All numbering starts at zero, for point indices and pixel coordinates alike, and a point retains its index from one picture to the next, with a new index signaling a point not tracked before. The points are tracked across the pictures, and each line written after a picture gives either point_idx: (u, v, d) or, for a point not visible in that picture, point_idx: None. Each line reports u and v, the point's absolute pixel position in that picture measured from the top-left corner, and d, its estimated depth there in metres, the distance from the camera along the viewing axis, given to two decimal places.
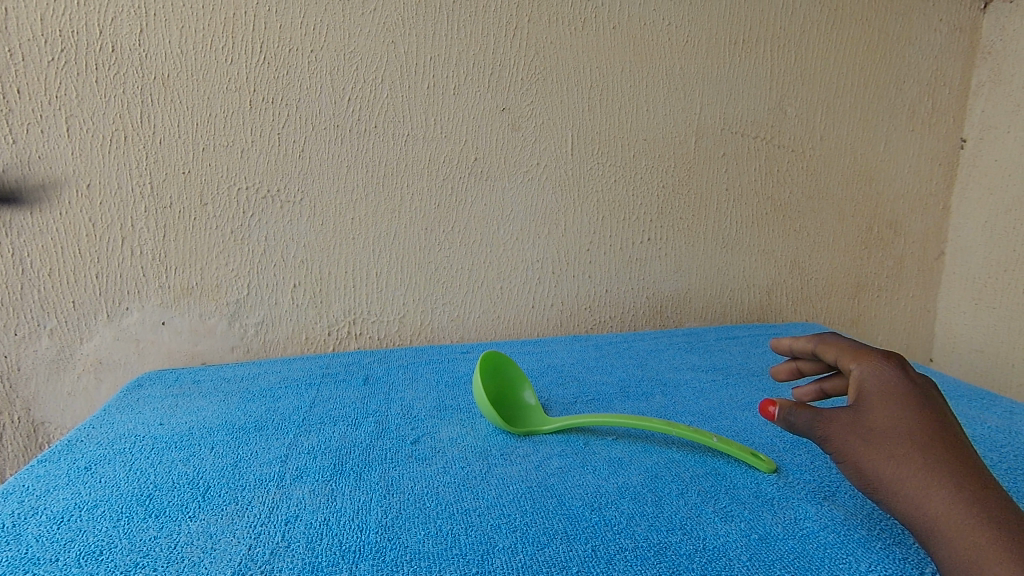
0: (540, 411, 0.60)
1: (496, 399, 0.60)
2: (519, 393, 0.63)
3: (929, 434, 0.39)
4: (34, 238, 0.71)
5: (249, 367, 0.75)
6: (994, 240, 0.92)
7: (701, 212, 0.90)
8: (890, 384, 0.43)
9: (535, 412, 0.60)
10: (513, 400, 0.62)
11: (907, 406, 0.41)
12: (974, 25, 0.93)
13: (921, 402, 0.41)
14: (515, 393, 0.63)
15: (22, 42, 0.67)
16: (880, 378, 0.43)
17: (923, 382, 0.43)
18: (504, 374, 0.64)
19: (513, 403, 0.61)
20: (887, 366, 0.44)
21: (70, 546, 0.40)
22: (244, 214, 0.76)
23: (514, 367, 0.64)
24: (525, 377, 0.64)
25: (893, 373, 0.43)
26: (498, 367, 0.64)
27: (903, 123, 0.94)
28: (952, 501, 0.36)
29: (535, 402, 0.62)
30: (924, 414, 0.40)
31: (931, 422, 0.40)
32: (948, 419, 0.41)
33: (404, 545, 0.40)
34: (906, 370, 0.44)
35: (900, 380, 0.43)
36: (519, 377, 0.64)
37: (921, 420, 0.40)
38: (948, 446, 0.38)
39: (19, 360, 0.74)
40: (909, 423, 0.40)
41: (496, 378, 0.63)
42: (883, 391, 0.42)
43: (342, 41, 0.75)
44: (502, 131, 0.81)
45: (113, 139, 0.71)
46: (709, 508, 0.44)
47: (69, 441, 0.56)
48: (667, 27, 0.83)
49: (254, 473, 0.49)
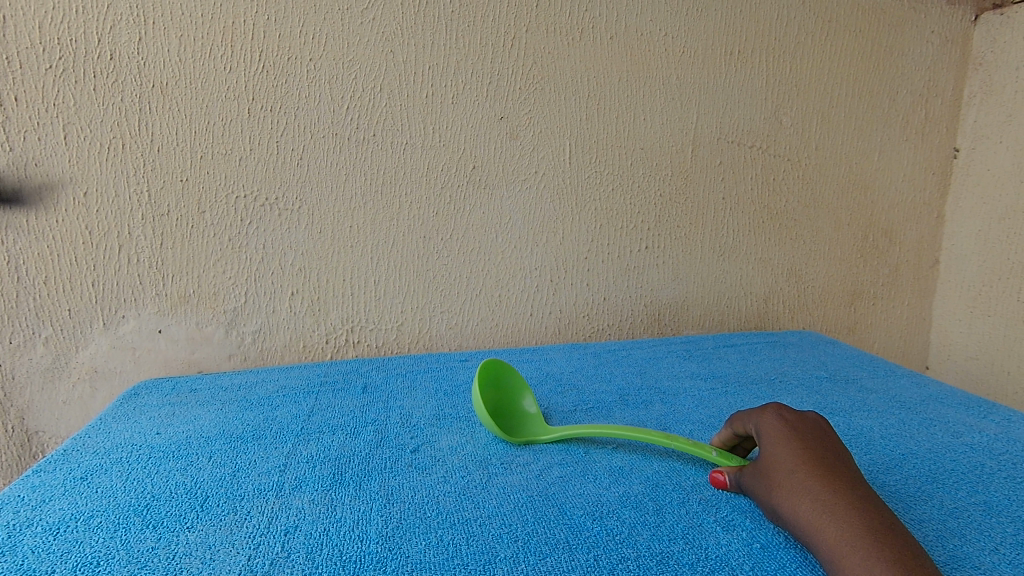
0: (538, 420, 0.60)
1: (496, 410, 0.60)
2: (519, 402, 0.62)
3: (806, 465, 0.42)
4: (31, 245, 0.71)
5: (247, 375, 0.75)
6: (988, 249, 0.93)
7: (698, 220, 0.90)
8: (774, 428, 0.47)
9: (536, 421, 0.60)
10: (514, 409, 0.62)
11: (787, 445, 0.44)
12: (966, 36, 0.94)
13: (801, 438, 0.45)
14: (516, 403, 0.62)
15: (21, 50, 0.67)
16: (767, 424, 0.47)
17: (805, 422, 0.47)
18: (503, 383, 0.63)
19: (513, 412, 0.61)
20: (770, 413, 0.48)
21: (66, 557, 0.40)
22: (242, 221, 0.76)
23: (514, 376, 0.64)
24: (526, 385, 0.64)
25: (776, 418, 0.48)
26: (497, 376, 0.63)
27: (897, 133, 0.95)
28: (826, 518, 0.38)
29: (535, 410, 0.61)
30: (802, 450, 0.44)
31: (809, 455, 0.43)
32: (829, 452, 0.44)
33: (405, 555, 0.39)
34: (789, 414, 0.48)
35: (781, 423, 0.47)
36: (520, 385, 0.63)
37: (799, 454, 0.43)
38: (825, 474, 0.42)
39: (13, 368, 0.73)
40: (789, 458, 0.43)
41: (495, 388, 0.62)
42: (768, 435, 0.46)
43: (341, 50, 0.75)
44: (500, 140, 0.82)
45: (111, 147, 0.71)
46: (711, 517, 0.44)
47: (64, 450, 0.56)
48: (664, 37, 0.84)
49: (252, 482, 0.49)
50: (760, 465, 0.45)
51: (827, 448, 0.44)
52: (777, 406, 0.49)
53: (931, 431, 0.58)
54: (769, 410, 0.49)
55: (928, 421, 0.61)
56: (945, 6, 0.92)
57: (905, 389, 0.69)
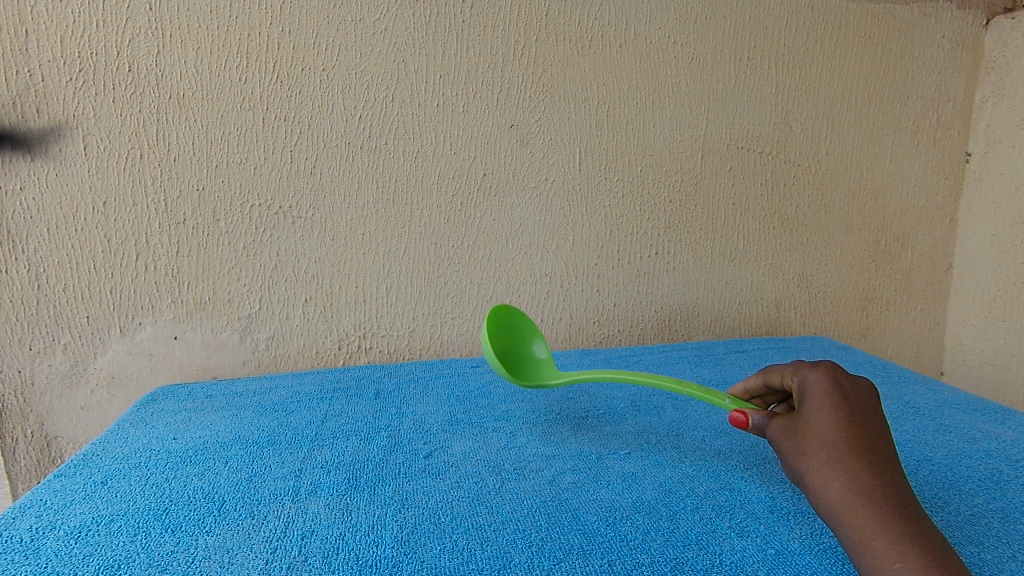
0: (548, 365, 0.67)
1: (506, 351, 0.66)
2: (530, 346, 0.69)
3: (847, 441, 0.42)
4: (51, 254, 0.72)
5: (261, 381, 0.76)
6: (1001, 254, 0.93)
7: (709, 226, 0.90)
8: (820, 392, 0.46)
9: (543, 366, 0.67)
10: (526, 354, 0.68)
11: (832, 415, 0.43)
12: (977, 40, 0.94)
13: (848, 410, 0.44)
14: (527, 346, 0.69)
15: (43, 63, 0.68)
16: (816, 386, 0.46)
17: (857, 392, 0.46)
18: (516, 326, 0.69)
19: (523, 355, 0.68)
20: (823, 375, 0.47)
21: (88, 561, 0.40)
22: (257, 229, 0.77)
23: (526, 321, 0.69)
24: (536, 330, 0.70)
25: (827, 382, 0.46)
26: (511, 320, 0.69)
27: (908, 137, 0.95)
28: (857, 499, 0.38)
29: (545, 356, 0.68)
30: (847, 423, 0.43)
31: (853, 429, 0.42)
32: (873, 428, 0.43)
33: (420, 560, 0.40)
34: (843, 380, 0.47)
35: (832, 388, 0.46)
36: (530, 330, 0.69)
37: (842, 427, 0.42)
38: (866, 453, 0.41)
39: (33, 375, 0.75)
40: (830, 429, 0.43)
41: (508, 332, 0.68)
42: (816, 399, 0.45)
43: (354, 60, 0.76)
44: (511, 148, 0.82)
45: (129, 157, 0.73)
46: (725, 523, 0.44)
47: (84, 455, 0.56)
48: (673, 44, 0.85)
49: (269, 487, 0.50)
50: (797, 428, 0.44)
51: (871, 424, 0.43)
52: (831, 367, 0.48)
53: (946, 438, 0.58)
54: (821, 370, 0.48)
55: (943, 427, 0.60)
56: (956, 10, 0.92)
57: (919, 395, 0.69)
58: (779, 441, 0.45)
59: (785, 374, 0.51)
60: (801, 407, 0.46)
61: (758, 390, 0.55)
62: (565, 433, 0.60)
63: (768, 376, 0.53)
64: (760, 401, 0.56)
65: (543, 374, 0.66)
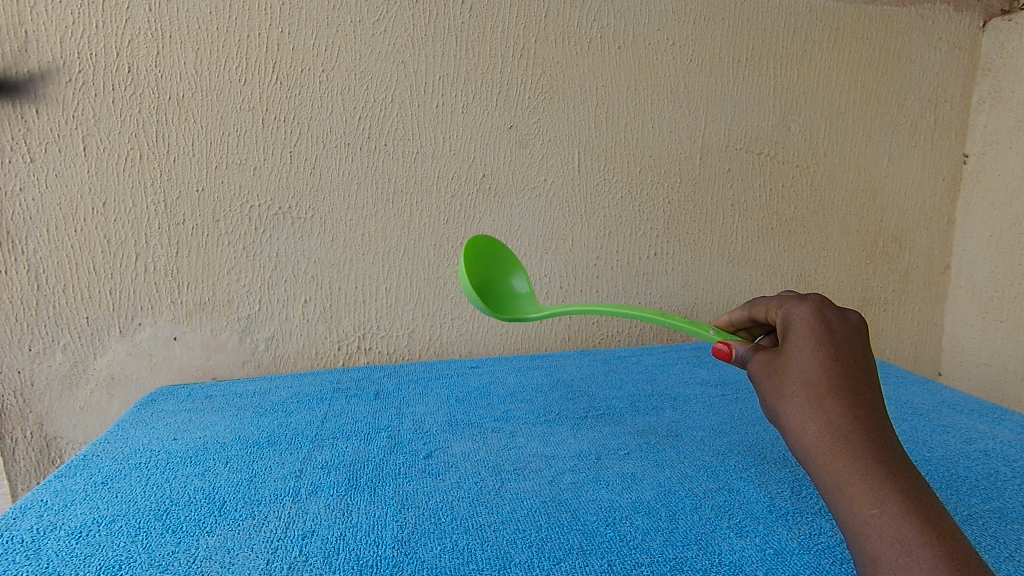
0: (527, 298, 0.66)
1: (485, 284, 0.65)
2: (510, 279, 0.67)
3: (829, 382, 0.39)
4: (50, 254, 0.73)
5: (260, 382, 0.76)
6: (999, 254, 0.93)
7: (707, 226, 0.91)
8: (804, 328, 0.42)
9: (523, 301, 0.66)
10: (505, 286, 0.67)
11: (815, 353, 0.40)
12: (974, 42, 0.94)
13: (832, 347, 0.41)
14: (507, 279, 0.67)
15: (43, 64, 0.69)
16: (801, 322, 0.43)
17: (844, 326, 0.42)
18: (496, 258, 0.67)
19: (502, 288, 0.67)
20: (809, 309, 0.43)
21: (89, 561, 0.41)
22: (257, 230, 0.77)
23: (507, 253, 0.67)
24: (517, 262, 0.68)
25: (813, 317, 0.43)
26: (491, 252, 0.67)
27: (905, 138, 0.95)
28: (835, 444, 0.37)
29: (525, 290, 0.67)
30: (830, 362, 0.40)
31: (836, 369, 0.40)
32: (858, 365, 0.40)
33: (421, 560, 0.40)
34: (830, 314, 0.43)
35: (818, 324, 0.42)
36: (512, 262, 0.68)
37: (825, 367, 0.40)
38: (847, 395, 0.39)
39: (33, 375, 0.75)
40: (812, 369, 0.40)
41: (487, 263, 0.66)
42: (799, 335, 0.42)
43: (354, 61, 0.76)
44: (510, 149, 0.82)
45: (128, 157, 0.73)
46: (724, 523, 0.44)
47: (84, 456, 0.56)
48: (672, 46, 0.85)
49: (269, 488, 0.50)
50: (777, 366, 0.42)
51: (856, 362, 0.41)
52: (819, 300, 0.44)
53: (943, 438, 0.58)
54: (808, 304, 0.44)
55: (940, 427, 0.61)
56: (953, 12, 0.93)
57: (917, 396, 0.69)
58: (758, 379, 0.43)
59: (772, 306, 0.47)
60: (784, 344, 0.43)
61: (744, 323, 0.53)
62: (564, 433, 0.60)
63: (753, 310, 0.50)
64: (746, 333, 0.54)
65: (522, 309, 0.65)
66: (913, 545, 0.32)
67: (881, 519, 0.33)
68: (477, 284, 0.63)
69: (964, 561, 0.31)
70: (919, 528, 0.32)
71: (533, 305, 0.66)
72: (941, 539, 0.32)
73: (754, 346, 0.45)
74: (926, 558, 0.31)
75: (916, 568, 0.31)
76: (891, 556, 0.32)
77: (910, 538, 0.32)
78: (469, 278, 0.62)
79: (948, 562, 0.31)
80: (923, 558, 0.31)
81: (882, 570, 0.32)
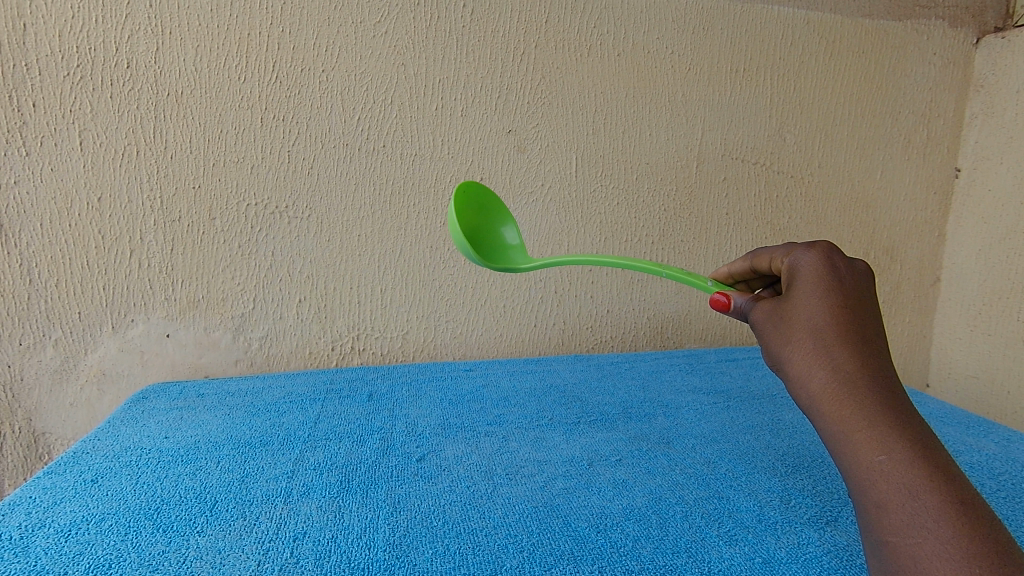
0: (519, 251, 0.63)
1: (475, 233, 0.61)
2: (501, 230, 0.64)
3: (837, 328, 0.37)
4: (44, 249, 0.72)
5: (253, 381, 0.76)
6: (988, 267, 0.94)
7: (702, 234, 0.91)
8: (812, 275, 0.40)
9: (514, 253, 0.63)
10: (497, 238, 0.63)
11: (823, 300, 0.38)
12: (968, 58, 0.95)
13: (842, 294, 0.38)
14: (498, 229, 0.64)
15: (40, 57, 0.68)
16: (808, 270, 0.40)
17: (853, 276, 0.40)
18: (486, 206, 0.63)
19: (493, 238, 0.63)
20: (818, 257, 0.40)
21: (79, 559, 0.40)
22: (253, 228, 0.77)
23: (497, 201, 0.64)
24: (508, 211, 0.64)
25: (821, 264, 0.40)
26: (481, 200, 0.63)
27: (899, 151, 0.96)
28: (843, 389, 0.35)
29: (516, 242, 0.63)
30: (839, 309, 0.37)
31: (846, 316, 0.37)
32: (866, 313, 0.38)
33: (412, 564, 0.40)
34: (839, 263, 0.40)
35: (826, 272, 0.39)
36: (501, 211, 0.64)
37: (834, 314, 0.37)
38: (856, 341, 0.36)
39: (22, 370, 0.74)
40: (820, 315, 0.37)
41: (477, 212, 0.62)
42: (807, 283, 0.39)
43: (354, 62, 0.76)
44: (508, 153, 0.83)
45: (125, 153, 0.72)
46: (713, 531, 0.44)
47: (74, 453, 0.56)
48: (671, 55, 0.85)
49: (261, 488, 0.50)
50: (781, 313, 0.39)
51: (864, 310, 0.38)
52: (828, 248, 0.41)
53: None
54: (817, 252, 0.41)
55: None
56: (948, 28, 0.94)
57: None
58: (761, 327, 0.40)
59: (776, 255, 0.44)
60: (790, 291, 0.40)
61: (743, 275, 0.49)
62: (557, 438, 0.60)
63: (755, 261, 0.47)
64: (744, 286, 0.51)
65: (514, 261, 0.62)
66: (921, 490, 0.31)
67: (887, 464, 0.32)
68: (468, 232, 0.60)
69: (971, 505, 0.30)
70: (926, 472, 0.31)
71: (525, 258, 0.62)
72: (948, 483, 0.31)
73: (754, 297, 0.43)
74: (933, 504, 0.30)
75: (924, 513, 0.30)
76: (897, 501, 0.31)
77: (917, 483, 0.31)
78: (459, 224, 0.58)
79: (955, 507, 0.30)
80: (929, 504, 0.30)
81: (888, 517, 0.31)
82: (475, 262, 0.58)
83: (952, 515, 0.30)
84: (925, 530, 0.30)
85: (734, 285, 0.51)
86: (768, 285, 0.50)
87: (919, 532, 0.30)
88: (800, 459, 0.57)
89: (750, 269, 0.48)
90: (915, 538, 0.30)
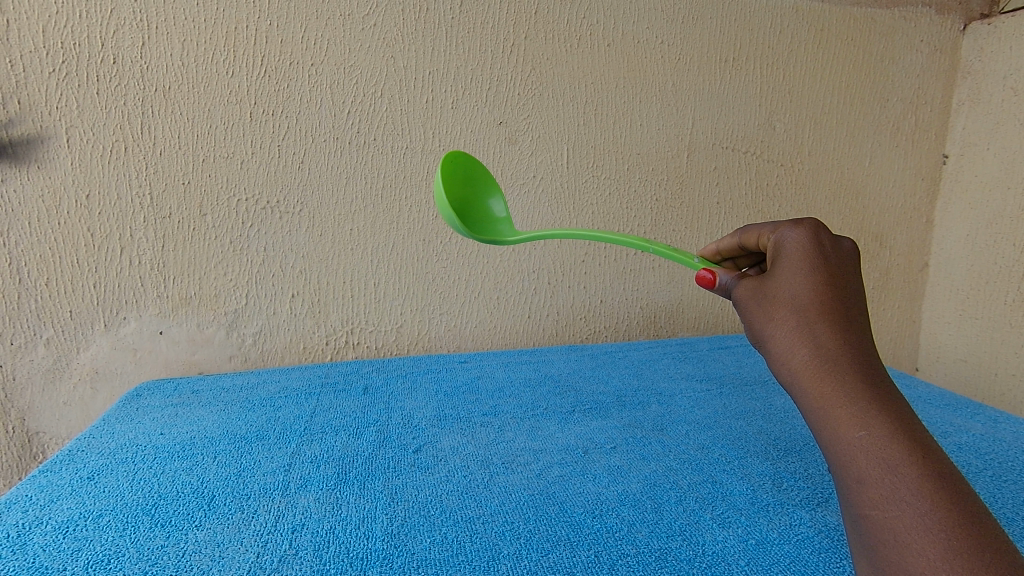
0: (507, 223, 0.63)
1: (463, 205, 0.61)
2: (488, 202, 0.64)
3: (820, 306, 0.37)
4: (33, 247, 0.72)
5: (248, 376, 0.76)
6: (975, 252, 0.95)
7: (694, 223, 0.92)
8: (797, 253, 0.40)
9: (502, 225, 0.63)
10: (484, 210, 0.63)
11: (808, 278, 0.38)
12: (955, 45, 0.96)
13: (826, 272, 0.39)
14: (485, 202, 0.64)
15: (23, 54, 0.67)
16: (794, 247, 0.40)
17: (839, 254, 0.40)
18: (474, 176, 0.63)
19: (481, 211, 0.63)
20: (804, 235, 0.41)
21: (77, 555, 0.41)
22: (244, 224, 0.77)
23: (484, 172, 0.64)
24: (496, 183, 0.64)
25: (808, 243, 0.40)
26: (469, 170, 0.63)
27: (887, 138, 0.97)
28: (824, 367, 0.35)
29: (503, 214, 0.64)
30: (823, 287, 0.38)
31: (829, 294, 0.38)
32: (850, 292, 0.39)
33: (410, 552, 0.41)
34: (825, 242, 0.41)
35: (813, 250, 0.40)
36: (489, 184, 0.64)
37: (817, 292, 0.38)
38: (838, 320, 0.37)
39: (14, 369, 0.74)
40: (804, 293, 0.38)
41: (465, 181, 0.62)
42: (792, 261, 0.40)
43: (344, 55, 0.76)
44: (500, 144, 0.83)
45: (113, 150, 0.72)
46: (708, 514, 0.45)
47: (69, 451, 0.56)
48: (661, 45, 0.86)
49: (259, 482, 0.50)
50: (767, 291, 0.40)
51: (848, 289, 0.39)
52: (814, 225, 0.41)
53: None
54: (803, 229, 0.41)
55: None
56: (935, 15, 0.94)
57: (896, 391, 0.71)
58: (746, 306, 0.41)
59: (763, 233, 0.44)
60: (774, 269, 0.40)
61: (730, 253, 0.49)
62: (552, 427, 0.61)
63: (743, 238, 0.47)
64: (731, 264, 0.50)
65: (502, 234, 0.62)
66: (900, 465, 0.31)
67: (867, 440, 0.32)
68: (455, 204, 0.60)
69: (948, 480, 0.31)
70: (906, 449, 0.32)
71: (513, 229, 0.63)
72: (926, 459, 0.32)
73: (739, 275, 0.43)
74: (912, 478, 0.31)
75: (902, 487, 0.31)
76: (877, 477, 0.31)
77: (896, 459, 0.32)
78: (447, 196, 0.58)
79: (934, 482, 0.31)
80: (908, 478, 0.31)
81: (868, 491, 0.32)
82: (461, 234, 0.58)
83: (930, 491, 0.30)
84: (904, 503, 0.30)
85: (722, 264, 0.51)
86: (755, 264, 0.50)
87: (899, 506, 0.30)
88: (792, 443, 0.57)
89: (738, 246, 0.47)
90: (895, 512, 0.30)
